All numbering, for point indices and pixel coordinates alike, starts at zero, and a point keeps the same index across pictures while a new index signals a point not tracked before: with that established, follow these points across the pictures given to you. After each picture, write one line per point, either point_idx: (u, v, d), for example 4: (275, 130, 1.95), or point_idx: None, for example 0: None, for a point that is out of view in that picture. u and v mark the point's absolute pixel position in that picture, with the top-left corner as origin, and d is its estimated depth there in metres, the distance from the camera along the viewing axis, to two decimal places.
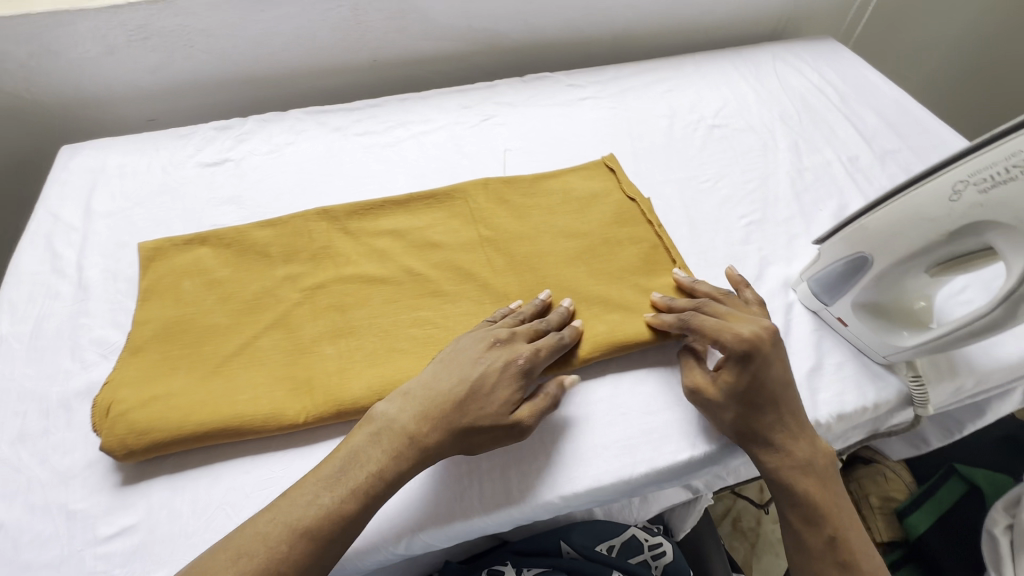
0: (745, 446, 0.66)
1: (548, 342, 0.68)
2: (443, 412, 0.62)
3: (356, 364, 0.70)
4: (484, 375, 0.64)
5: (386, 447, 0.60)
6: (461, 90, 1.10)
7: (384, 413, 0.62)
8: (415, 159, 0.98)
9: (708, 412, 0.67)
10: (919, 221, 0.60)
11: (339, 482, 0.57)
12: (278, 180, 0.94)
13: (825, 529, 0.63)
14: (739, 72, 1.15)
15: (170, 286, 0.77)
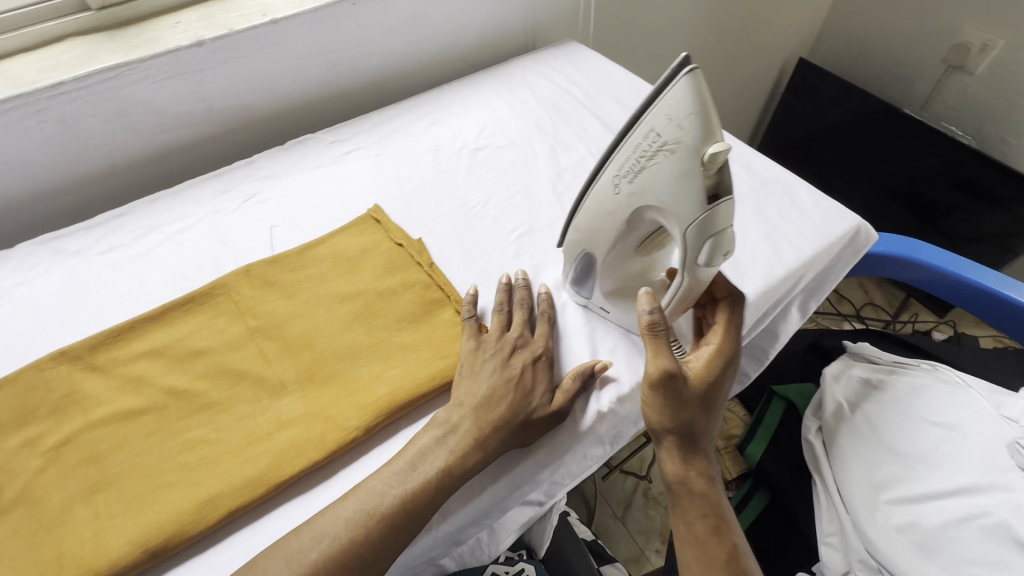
0: (680, 438, 0.70)
1: (545, 326, 0.78)
2: (504, 400, 0.69)
3: (114, 519, 0.63)
4: (523, 369, 0.72)
5: (452, 446, 0.66)
6: (218, 174, 1.05)
7: (441, 417, 0.68)
8: (173, 262, 0.91)
9: (670, 403, 0.68)
10: (605, 216, 0.70)
11: (399, 477, 0.64)
12: (9, 330, 0.82)
13: (719, 517, 0.71)
14: (494, 91, 1.21)
15: None
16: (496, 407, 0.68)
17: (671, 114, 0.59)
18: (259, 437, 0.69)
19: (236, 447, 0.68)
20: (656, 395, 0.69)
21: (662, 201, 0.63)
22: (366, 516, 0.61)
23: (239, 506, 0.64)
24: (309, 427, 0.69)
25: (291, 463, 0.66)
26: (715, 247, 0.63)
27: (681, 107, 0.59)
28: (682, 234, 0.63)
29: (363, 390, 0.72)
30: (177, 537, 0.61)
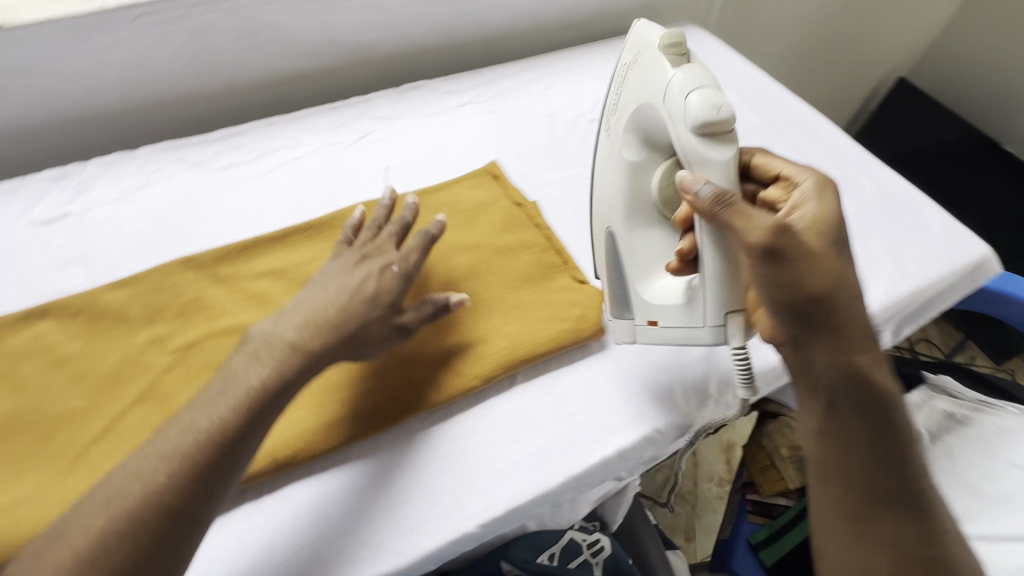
0: (813, 321, 0.58)
1: (415, 240, 0.70)
2: (333, 311, 0.63)
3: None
4: (365, 278, 0.66)
5: (263, 360, 0.59)
6: (333, 107, 1.04)
7: (258, 332, 0.61)
8: (290, 188, 0.91)
9: (791, 277, 0.57)
10: (606, 175, 0.74)
11: (209, 405, 0.55)
12: (133, 231, 0.84)
13: (882, 422, 0.57)
14: (611, 64, 1.18)
15: (7, 373, 0.67)
16: (327, 314, 0.63)
17: (636, 32, 0.71)
18: (378, 371, 0.70)
19: (357, 377, 0.69)
20: (769, 272, 0.57)
21: (648, 103, 0.66)
22: (218, 423, 0.54)
23: (359, 434, 0.65)
24: (428, 370, 0.70)
25: (411, 402, 0.67)
26: (701, 101, 0.59)
27: (642, 30, 0.70)
28: (666, 107, 0.63)
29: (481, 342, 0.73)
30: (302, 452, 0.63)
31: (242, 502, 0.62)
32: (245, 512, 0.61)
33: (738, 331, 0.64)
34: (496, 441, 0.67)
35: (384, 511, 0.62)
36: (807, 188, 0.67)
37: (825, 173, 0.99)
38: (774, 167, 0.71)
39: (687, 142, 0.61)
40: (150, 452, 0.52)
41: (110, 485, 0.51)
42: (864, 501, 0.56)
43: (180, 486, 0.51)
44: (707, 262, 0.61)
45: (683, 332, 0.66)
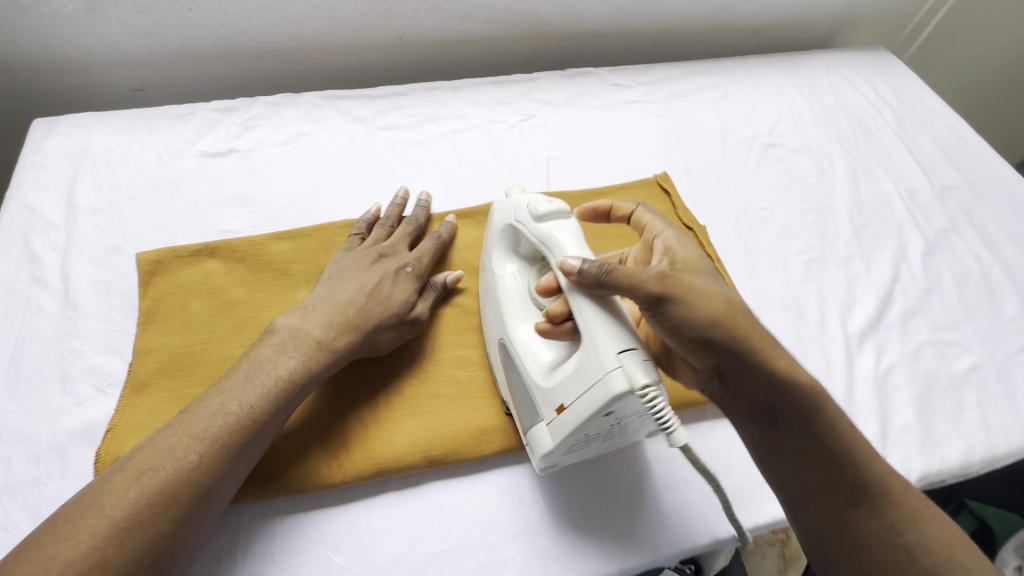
0: (729, 356, 0.52)
1: (429, 245, 0.73)
2: (352, 306, 0.63)
3: (397, 414, 0.63)
4: (381, 278, 0.67)
5: (295, 353, 0.57)
6: (497, 82, 0.99)
7: (284, 324, 0.60)
8: (449, 163, 0.88)
9: (692, 318, 0.51)
10: (490, 300, 0.68)
11: (241, 390, 0.53)
12: (295, 180, 0.83)
13: (842, 423, 0.53)
14: (793, 82, 1.07)
15: (176, 308, 0.67)
16: (345, 309, 0.62)
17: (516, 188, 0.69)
18: None
19: None
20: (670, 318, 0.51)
21: (503, 215, 0.67)
22: (248, 410, 0.52)
23: (510, 448, 0.63)
24: None
25: None
26: (547, 200, 0.62)
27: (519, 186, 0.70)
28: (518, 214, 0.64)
29: None
30: (454, 454, 0.61)
31: (387, 490, 0.61)
32: (389, 501, 0.61)
33: (637, 366, 0.49)
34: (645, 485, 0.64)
35: (527, 533, 0.60)
36: (669, 240, 0.59)
37: None
38: (648, 221, 0.62)
39: (532, 230, 0.61)
40: (199, 414, 0.51)
41: (163, 440, 0.49)
42: (838, 498, 0.53)
43: (211, 465, 0.49)
44: (595, 323, 0.52)
45: (587, 393, 0.52)
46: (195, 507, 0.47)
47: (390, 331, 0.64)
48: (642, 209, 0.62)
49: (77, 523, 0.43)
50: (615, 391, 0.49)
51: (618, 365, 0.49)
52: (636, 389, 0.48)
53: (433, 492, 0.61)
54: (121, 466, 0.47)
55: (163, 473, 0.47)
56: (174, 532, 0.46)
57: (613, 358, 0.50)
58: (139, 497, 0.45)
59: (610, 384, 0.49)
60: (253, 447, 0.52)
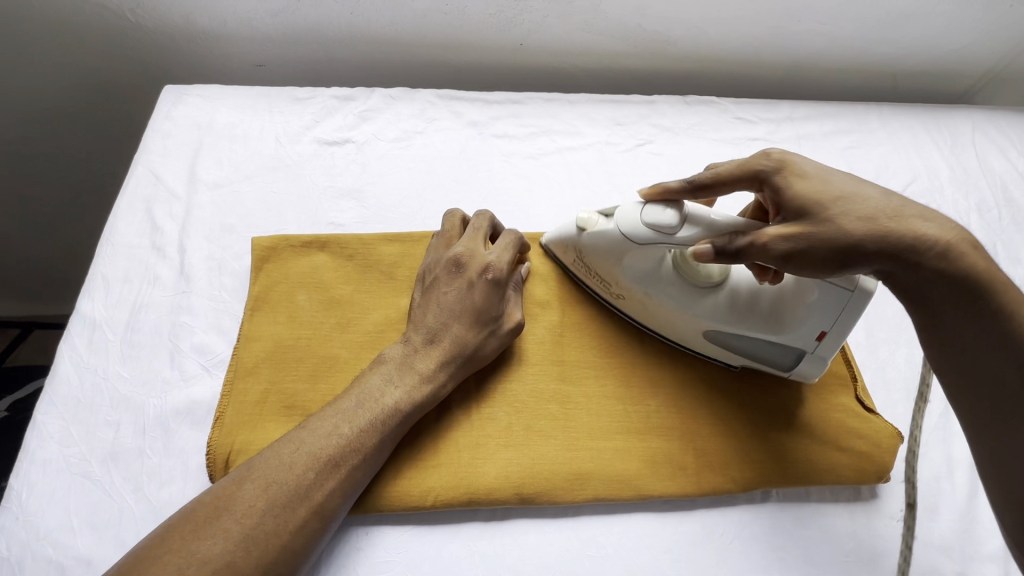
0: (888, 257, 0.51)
1: (508, 242, 0.68)
2: (451, 332, 0.62)
3: (489, 440, 0.61)
4: (470, 293, 0.63)
5: (401, 383, 0.59)
6: (614, 100, 0.95)
7: (390, 353, 0.61)
8: (559, 181, 0.85)
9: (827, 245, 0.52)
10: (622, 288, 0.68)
11: (351, 413, 0.56)
12: (405, 179, 0.82)
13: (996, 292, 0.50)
14: (932, 138, 0.98)
15: (284, 298, 0.67)
16: (442, 337, 0.62)
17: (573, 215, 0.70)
18: (630, 431, 0.64)
19: (608, 429, 0.63)
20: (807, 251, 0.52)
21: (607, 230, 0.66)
22: (357, 433, 0.55)
23: (603, 496, 0.60)
24: (682, 449, 0.63)
25: (663, 481, 0.61)
26: (655, 208, 0.60)
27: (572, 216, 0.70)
28: (637, 237, 0.62)
29: (741, 440, 0.65)
30: (547, 495, 0.59)
31: (472, 517, 0.60)
32: (473, 529, 0.59)
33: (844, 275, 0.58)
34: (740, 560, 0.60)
35: None
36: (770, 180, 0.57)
37: None
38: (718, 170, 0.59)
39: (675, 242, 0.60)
40: (315, 432, 0.54)
41: (284, 452, 0.53)
42: (1000, 383, 0.50)
43: (323, 484, 0.52)
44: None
45: (824, 304, 0.59)
46: (309, 519, 0.50)
47: (495, 342, 0.64)
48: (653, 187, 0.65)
49: (211, 523, 0.47)
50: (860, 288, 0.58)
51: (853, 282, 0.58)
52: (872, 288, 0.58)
53: (518, 528, 0.60)
54: (248, 473, 0.51)
55: (286, 485, 0.51)
56: (288, 543, 0.49)
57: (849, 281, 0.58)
58: (265, 508, 0.49)
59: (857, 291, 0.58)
60: (360, 472, 0.55)
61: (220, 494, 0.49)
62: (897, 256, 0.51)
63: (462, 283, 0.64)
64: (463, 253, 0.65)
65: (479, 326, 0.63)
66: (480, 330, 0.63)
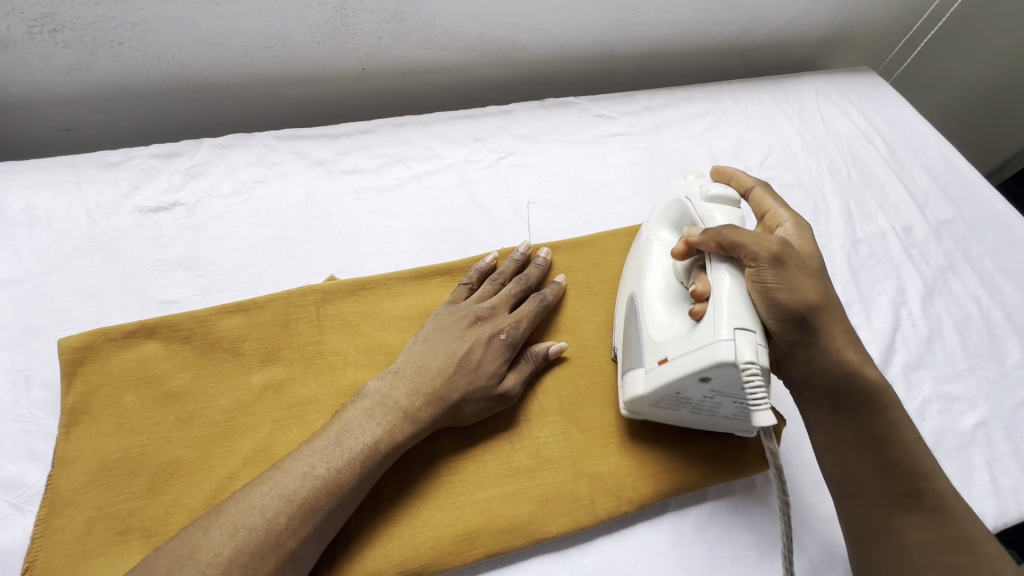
0: (808, 332, 0.56)
1: (532, 307, 0.67)
2: (440, 375, 0.60)
3: (348, 519, 0.55)
4: (474, 345, 0.62)
5: (380, 420, 0.56)
6: (470, 115, 0.91)
7: (374, 387, 0.59)
8: (420, 212, 0.80)
9: (789, 294, 0.54)
10: (632, 268, 0.68)
11: (328, 453, 0.53)
12: (247, 238, 0.74)
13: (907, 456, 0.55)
14: (782, 109, 1.02)
15: (108, 403, 0.59)
16: (431, 379, 0.59)
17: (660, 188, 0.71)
18: (518, 471, 0.60)
19: (494, 473, 0.59)
20: (770, 282, 0.54)
21: (670, 193, 0.67)
22: (334, 474, 0.52)
23: (494, 553, 0.56)
24: (574, 480, 0.60)
25: (558, 522, 0.58)
26: (722, 185, 0.62)
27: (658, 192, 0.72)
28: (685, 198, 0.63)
29: (633, 454, 0.63)
30: (434, 566, 0.54)
31: None
32: None
33: (749, 346, 0.51)
34: None
35: None
36: (789, 228, 0.62)
37: None
38: (770, 206, 0.65)
39: (698, 207, 0.61)
40: (259, 497, 0.50)
41: (256, 495, 0.50)
42: (886, 500, 0.55)
43: (297, 527, 0.50)
44: (727, 292, 0.53)
45: (688, 351, 0.54)
46: None
47: (476, 406, 0.60)
48: (761, 190, 0.66)
49: None
50: (721, 358, 0.50)
51: (731, 337, 0.51)
52: (741, 362, 0.50)
53: None
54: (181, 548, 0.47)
55: (225, 563, 0.46)
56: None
57: (727, 328, 0.51)
58: (233, 556, 0.47)
59: (716, 352, 0.51)
60: (302, 552, 0.50)
61: (184, 542, 0.47)
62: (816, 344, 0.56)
63: (471, 338, 0.63)
64: (489, 308, 0.66)
65: (472, 382, 0.60)
66: (469, 390, 0.60)
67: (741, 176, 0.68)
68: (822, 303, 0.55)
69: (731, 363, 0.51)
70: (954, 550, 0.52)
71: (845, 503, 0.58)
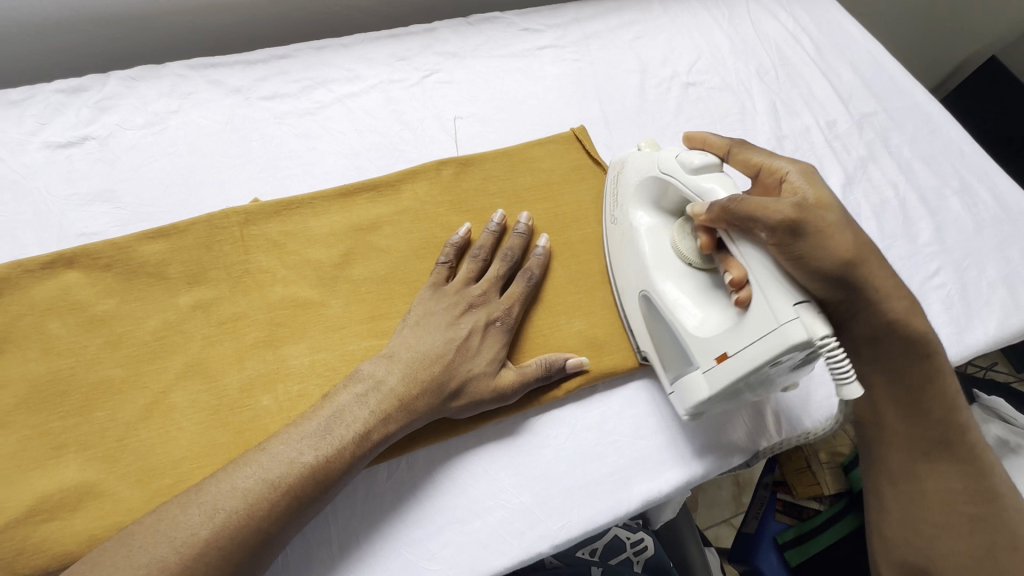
0: (849, 290, 0.55)
1: (520, 291, 0.65)
2: (440, 360, 0.59)
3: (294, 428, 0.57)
4: (471, 331, 0.61)
5: (375, 407, 0.55)
6: (392, 34, 0.89)
7: (369, 371, 0.57)
8: (344, 132, 0.79)
9: (816, 258, 0.52)
10: (623, 248, 0.67)
11: (315, 440, 0.52)
12: (165, 167, 0.73)
13: (946, 385, 0.59)
14: (711, 14, 1.01)
15: (32, 331, 0.59)
16: (430, 364, 0.58)
17: (618, 167, 0.71)
18: None
19: None
20: (801, 253, 0.52)
21: (645, 166, 0.66)
22: (321, 462, 0.51)
23: (426, 438, 0.59)
24: None
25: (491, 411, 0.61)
26: (701, 153, 0.60)
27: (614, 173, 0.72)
28: (663, 168, 0.62)
29: (561, 343, 0.66)
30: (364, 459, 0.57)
31: None
32: None
33: (814, 319, 0.50)
34: (578, 456, 0.62)
35: (455, 522, 0.57)
36: (796, 177, 0.58)
37: (942, 177, 0.89)
38: (762, 160, 0.61)
39: (686, 182, 0.60)
40: (228, 485, 0.49)
41: (238, 477, 0.49)
42: (915, 454, 0.60)
43: (279, 512, 0.49)
44: (764, 271, 0.52)
45: (756, 343, 0.52)
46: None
47: (478, 392, 0.59)
48: (742, 149, 0.63)
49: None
50: (796, 341, 0.49)
51: (796, 316, 0.50)
52: (818, 340, 0.49)
53: (350, 495, 0.57)
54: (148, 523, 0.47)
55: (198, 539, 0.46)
56: None
57: (788, 309, 0.50)
58: (211, 537, 0.46)
59: (789, 334, 0.50)
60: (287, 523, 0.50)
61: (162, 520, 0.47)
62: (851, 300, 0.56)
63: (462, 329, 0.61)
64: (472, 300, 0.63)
65: (460, 367, 0.59)
66: (473, 388, 0.59)
67: (715, 140, 0.66)
68: (854, 256, 0.54)
69: (806, 343, 0.49)
70: (975, 501, 0.59)
71: (875, 448, 0.63)
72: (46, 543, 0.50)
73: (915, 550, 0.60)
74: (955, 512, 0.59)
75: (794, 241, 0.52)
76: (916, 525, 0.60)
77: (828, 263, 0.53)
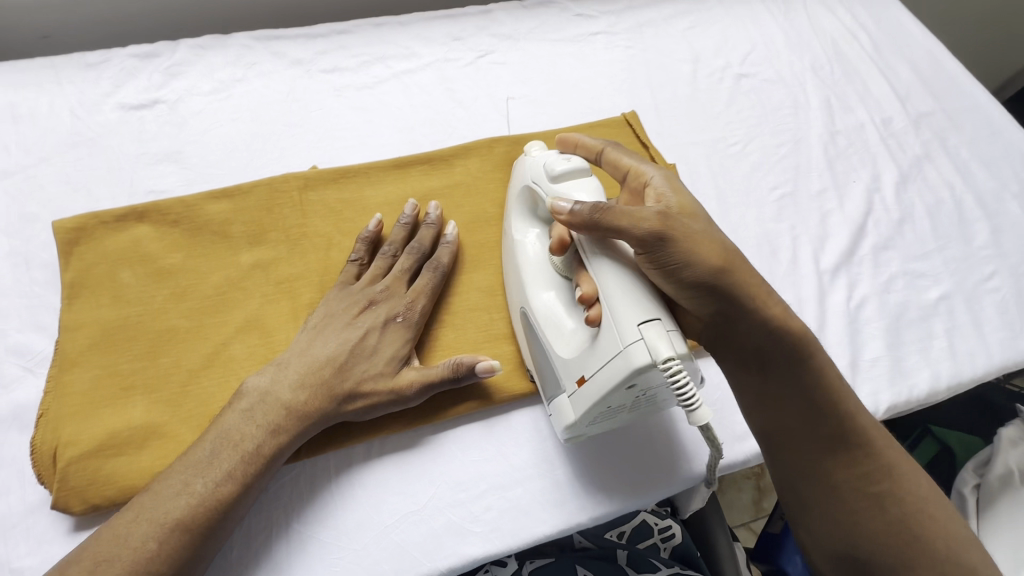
0: (715, 300, 0.53)
1: (427, 287, 0.63)
2: (329, 364, 0.58)
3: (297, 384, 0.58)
4: (369, 330, 0.60)
5: (262, 420, 0.54)
6: (448, 15, 0.90)
7: (253, 385, 0.56)
8: (399, 108, 0.81)
9: (685, 268, 0.51)
10: (506, 258, 0.65)
11: (203, 465, 0.51)
12: (230, 132, 0.75)
13: (830, 374, 0.55)
14: (767, 6, 1.00)
15: (105, 277, 0.62)
16: (319, 367, 0.57)
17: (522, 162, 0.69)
18: (498, 338, 0.65)
19: (474, 340, 0.65)
20: (665, 262, 0.51)
21: (524, 173, 0.63)
22: (217, 483, 0.51)
23: (472, 405, 0.62)
24: None
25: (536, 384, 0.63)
26: (564, 159, 0.59)
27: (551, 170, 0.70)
28: (533, 174, 0.61)
29: None
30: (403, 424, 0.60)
31: (349, 457, 0.59)
32: (354, 463, 0.59)
33: (659, 337, 0.47)
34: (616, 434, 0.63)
35: (497, 488, 0.59)
36: (659, 183, 0.56)
37: (1001, 181, 0.86)
38: (630, 165, 0.60)
39: (550, 191, 0.58)
40: (164, 490, 0.50)
41: (168, 482, 0.50)
42: (817, 442, 0.54)
43: (228, 500, 0.51)
44: (617, 293, 0.50)
45: (609, 368, 0.49)
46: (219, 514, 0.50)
47: (366, 400, 0.58)
48: (612, 150, 0.61)
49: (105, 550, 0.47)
50: (636, 365, 0.47)
51: (639, 336, 0.47)
52: (660, 362, 0.46)
53: (397, 455, 0.60)
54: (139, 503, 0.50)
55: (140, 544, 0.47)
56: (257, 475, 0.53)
57: (633, 329, 0.48)
58: (152, 543, 0.48)
59: (631, 357, 0.47)
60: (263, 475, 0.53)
61: (112, 530, 0.48)
62: (740, 319, 0.53)
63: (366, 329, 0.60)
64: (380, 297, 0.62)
65: (356, 371, 0.58)
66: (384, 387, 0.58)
67: (587, 142, 0.63)
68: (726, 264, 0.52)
69: (650, 366, 0.47)
70: (873, 485, 0.53)
71: (772, 442, 0.56)
72: (114, 477, 0.53)
73: (838, 540, 0.54)
74: (871, 501, 0.53)
75: (656, 251, 0.51)
76: (840, 517, 0.54)
77: (703, 278, 0.51)
